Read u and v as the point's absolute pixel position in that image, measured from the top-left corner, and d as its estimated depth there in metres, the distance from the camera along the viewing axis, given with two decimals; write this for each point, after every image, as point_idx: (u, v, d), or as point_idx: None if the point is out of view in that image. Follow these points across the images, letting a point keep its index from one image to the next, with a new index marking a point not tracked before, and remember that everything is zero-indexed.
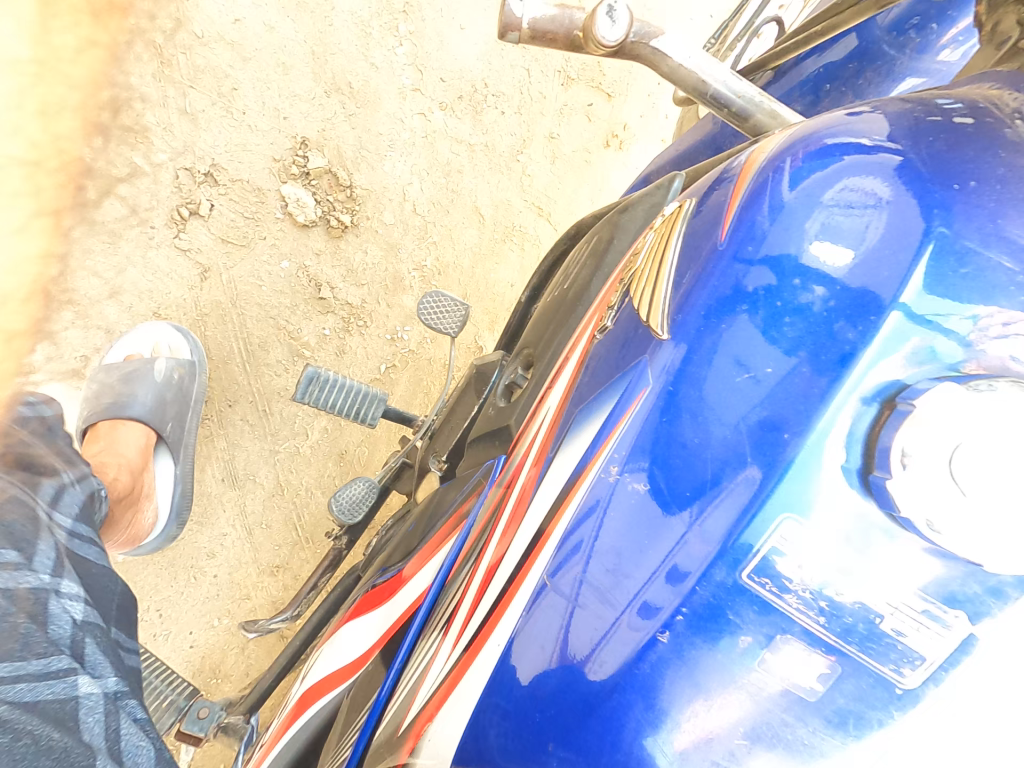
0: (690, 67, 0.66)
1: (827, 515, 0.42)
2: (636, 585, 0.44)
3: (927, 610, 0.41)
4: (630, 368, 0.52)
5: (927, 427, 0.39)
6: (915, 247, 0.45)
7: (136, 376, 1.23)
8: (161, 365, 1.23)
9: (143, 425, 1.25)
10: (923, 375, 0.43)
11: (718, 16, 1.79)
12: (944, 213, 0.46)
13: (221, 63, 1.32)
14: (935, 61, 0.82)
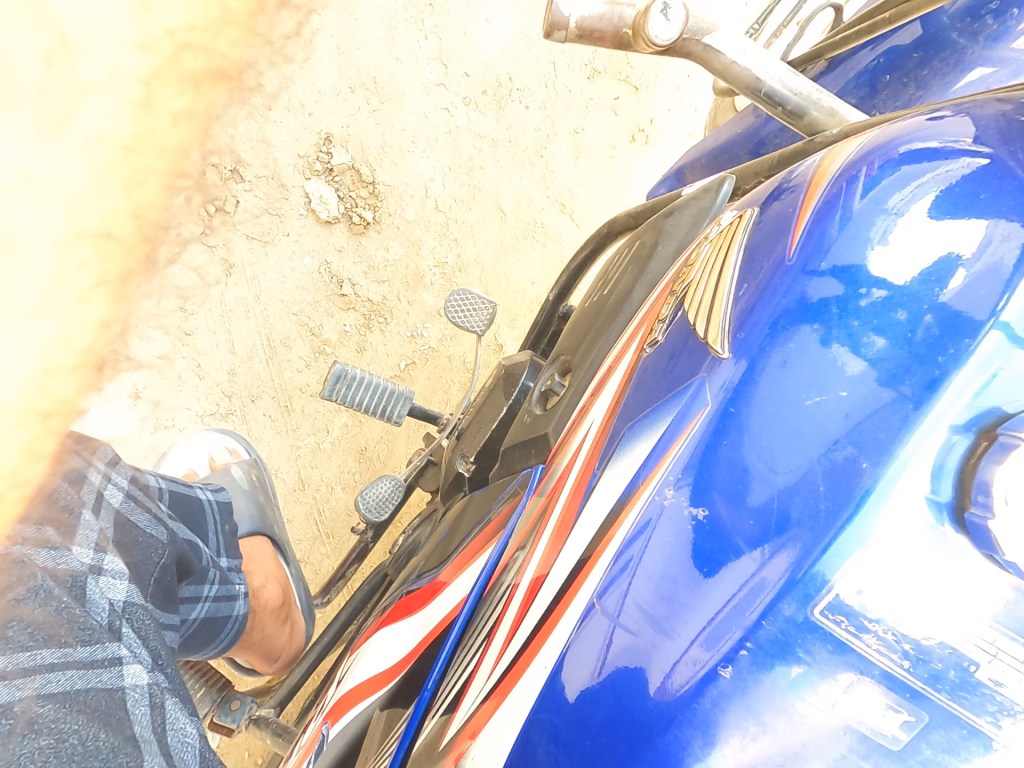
0: (745, 64, 0.65)
1: (907, 550, 0.42)
2: (694, 614, 0.43)
3: None
4: (686, 385, 0.51)
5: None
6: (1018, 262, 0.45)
7: (228, 489, 1.12)
8: (240, 471, 1.16)
9: (261, 539, 1.10)
10: None
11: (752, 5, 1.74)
12: None
13: (250, 58, 1.29)
14: (1009, 49, 0.75)
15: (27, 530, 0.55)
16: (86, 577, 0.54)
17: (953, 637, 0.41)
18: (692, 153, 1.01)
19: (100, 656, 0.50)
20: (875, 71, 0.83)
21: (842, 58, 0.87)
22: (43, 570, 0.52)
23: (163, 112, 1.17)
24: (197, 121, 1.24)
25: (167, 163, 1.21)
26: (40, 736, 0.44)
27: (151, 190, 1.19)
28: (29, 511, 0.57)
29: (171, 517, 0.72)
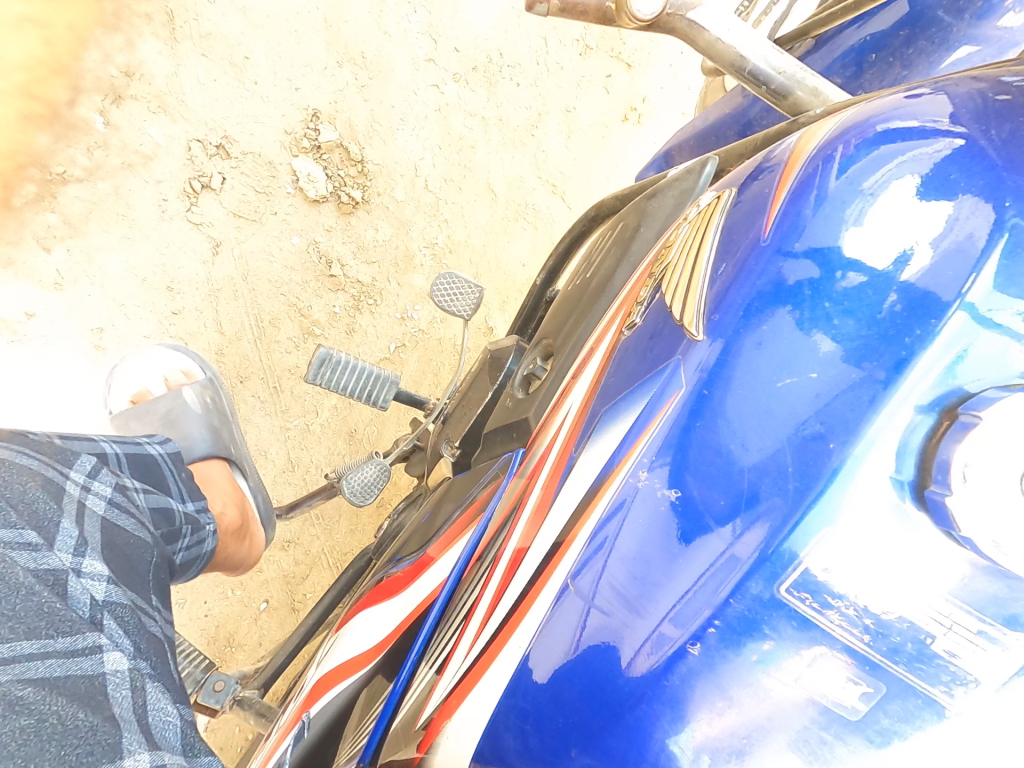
0: (729, 42, 0.64)
1: (869, 526, 0.42)
2: (665, 593, 0.44)
3: (983, 631, 0.41)
4: (662, 368, 0.52)
5: (993, 443, 0.39)
6: (987, 242, 0.45)
7: (176, 418, 1.12)
8: (191, 394, 1.14)
9: (213, 459, 1.10)
10: (990, 384, 0.42)
11: None
12: (1017, 202, 0.46)
13: (232, 31, 1.27)
14: (994, 28, 0.74)
15: (6, 529, 0.52)
16: (66, 575, 0.52)
17: (911, 611, 0.41)
18: (680, 134, 1.01)
19: (81, 645, 0.48)
20: (862, 49, 0.82)
21: (828, 37, 0.86)
22: (22, 565, 0.50)
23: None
24: (50, 34, 1.13)
25: (15, 84, 1.11)
26: (19, 717, 0.42)
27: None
28: (10, 514, 0.54)
29: (137, 487, 0.72)
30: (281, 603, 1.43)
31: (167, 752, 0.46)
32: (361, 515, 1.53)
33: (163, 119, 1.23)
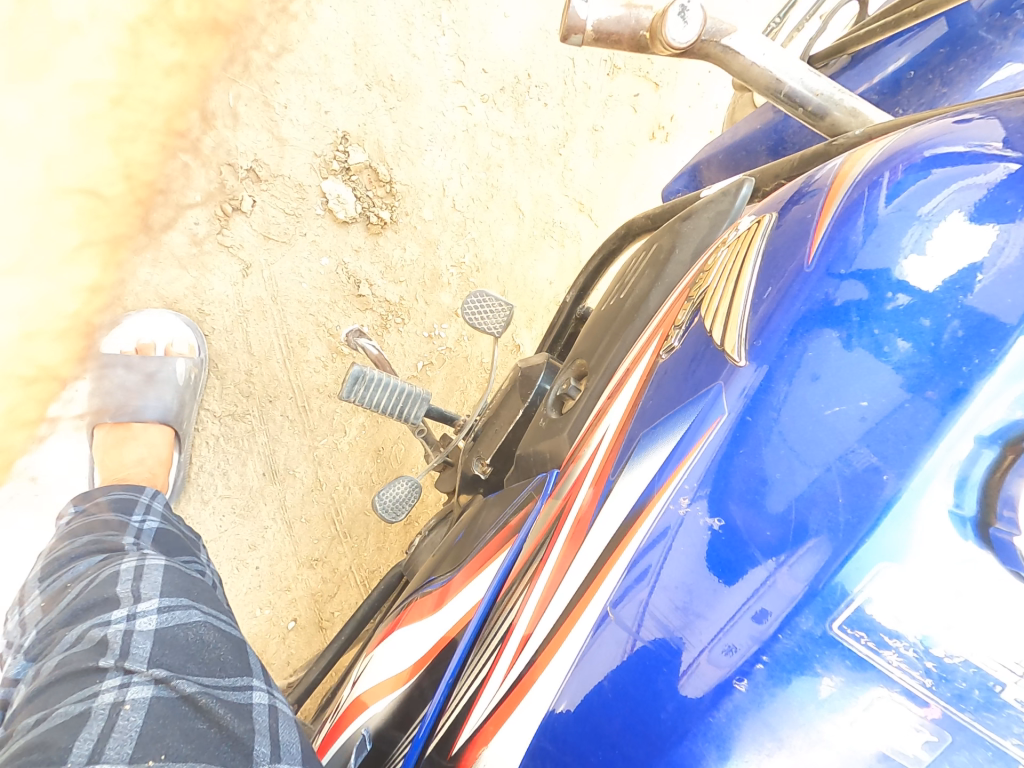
0: (764, 65, 0.64)
1: (934, 566, 0.40)
2: (711, 628, 0.43)
3: None
4: (703, 392, 0.51)
5: None
6: None
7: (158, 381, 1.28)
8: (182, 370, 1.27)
9: (160, 427, 1.30)
10: None
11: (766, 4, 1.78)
12: None
13: (263, 56, 1.27)
14: None
15: (207, 609, 0.68)
16: (240, 644, 0.66)
17: (980, 656, 0.39)
18: (709, 152, 0.99)
19: (239, 683, 0.62)
20: (899, 67, 0.80)
21: (864, 55, 0.85)
22: (216, 629, 0.66)
23: (152, 65, 1.19)
24: (191, 77, 1.23)
25: (160, 121, 1.21)
26: (198, 720, 0.57)
27: (144, 149, 1.21)
28: (207, 602, 0.70)
29: (213, 565, 0.87)
30: (309, 622, 1.45)
31: (287, 762, 0.55)
32: (390, 533, 1.52)
33: (196, 144, 1.24)
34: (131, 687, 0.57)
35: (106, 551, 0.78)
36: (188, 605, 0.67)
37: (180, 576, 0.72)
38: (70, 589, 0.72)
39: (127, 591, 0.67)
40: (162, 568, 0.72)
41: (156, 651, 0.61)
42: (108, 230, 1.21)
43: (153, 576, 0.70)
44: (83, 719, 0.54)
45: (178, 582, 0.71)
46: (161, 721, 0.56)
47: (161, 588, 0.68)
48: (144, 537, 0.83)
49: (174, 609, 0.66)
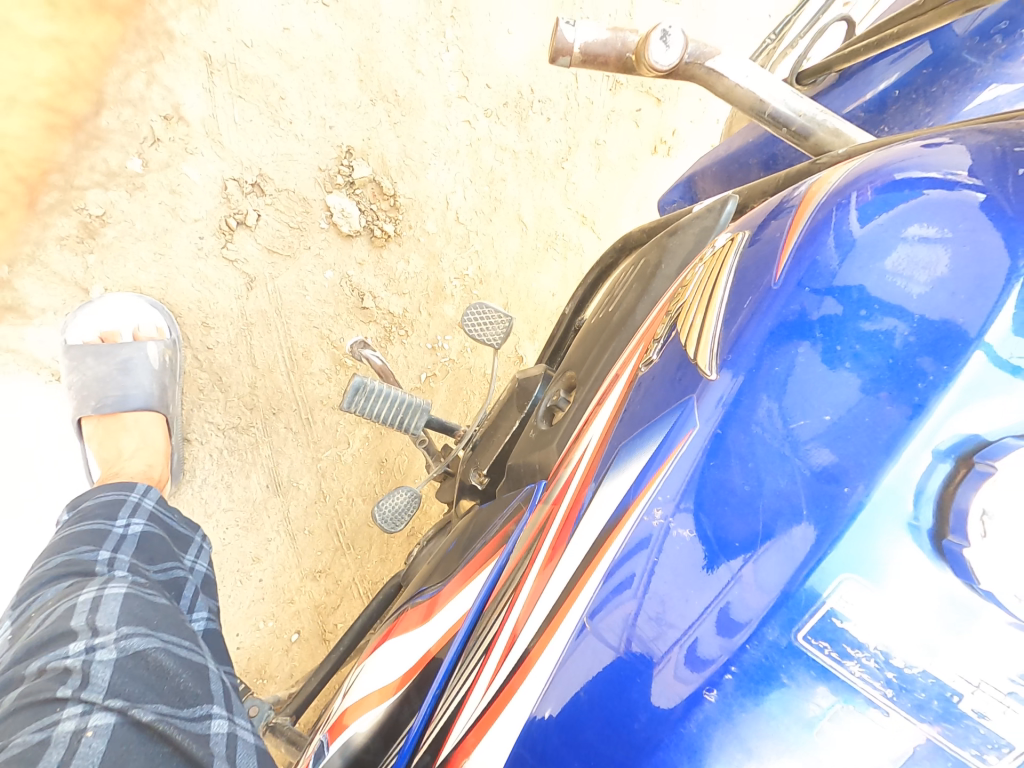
0: (747, 87, 0.65)
1: (895, 581, 0.41)
2: (682, 638, 0.44)
3: (1014, 692, 0.40)
4: (676, 406, 0.52)
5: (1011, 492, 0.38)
6: (1001, 289, 0.44)
7: (132, 367, 1.28)
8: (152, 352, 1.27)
9: (149, 413, 1.28)
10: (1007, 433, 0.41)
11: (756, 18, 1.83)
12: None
13: (269, 72, 1.29)
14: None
15: (169, 634, 0.70)
16: (202, 669, 0.69)
17: (938, 667, 0.40)
18: (704, 165, 1.01)
19: (199, 710, 0.64)
20: (885, 87, 0.82)
21: (853, 73, 0.87)
22: (175, 655, 0.68)
23: (23, 36, 1.12)
24: (74, 53, 1.15)
25: (37, 98, 1.14)
26: (161, 745, 0.59)
27: (20, 123, 1.13)
28: (171, 625, 0.72)
29: (189, 569, 0.90)
30: (312, 633, 1.46)
31: None
32: (393, 544, 1.53)
33: (201, 159, 1.26)
34: (92, 714, 0.60)
35: (77, 573, 0.78)
36: (146, 631, 0.68)
37: (145, 598, 0.73)
38: (33, 620, 0.72)
39: (83, 624, 0.68)
40: (127, 592, 0.74)
41: (115, 680, 0.63)
42: (113, 242, 1.23)
43: (110, 606, 0.71)
44: (42, 748, 0.56)
45: (141, 605, 0.72)
46: (123, 747, 0.58)
47: (121, 614, 0.69)
48: (123, 547, 0.85)
49: (132, 636, 0.67)
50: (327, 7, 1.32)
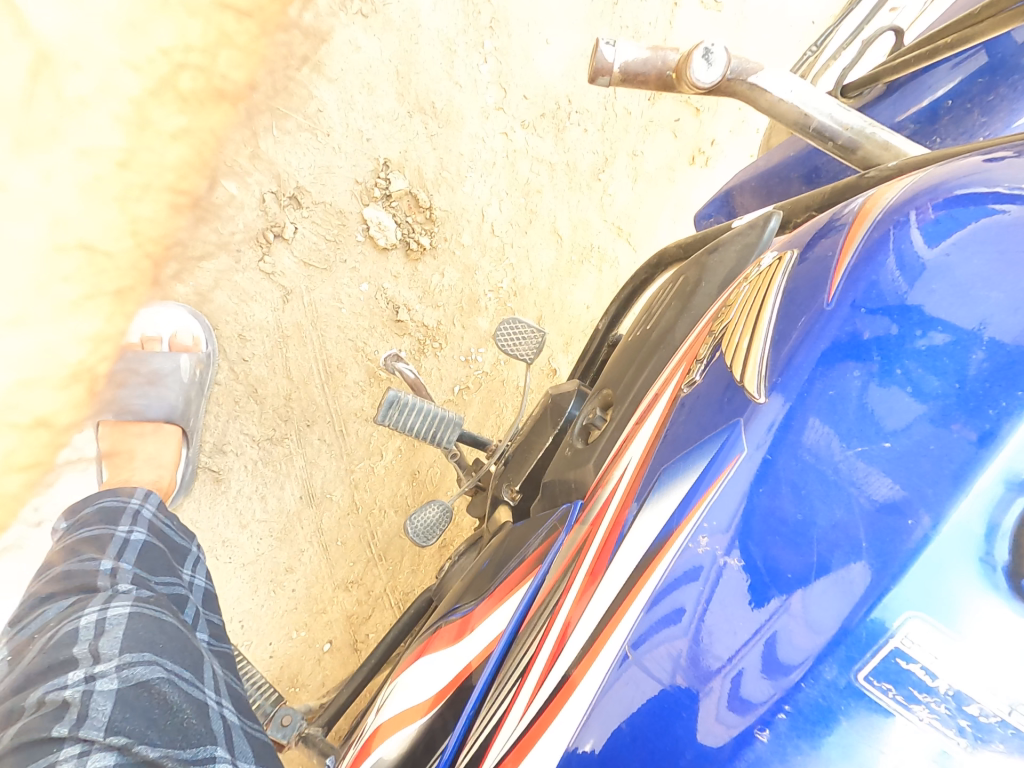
0: (791, 102, 0.65)
1: (968, 622, 0.40)
2: (734, 674, 0.43)
3: None
4: (722, 429, 0.50)
5: None
6: None
7: (163, 378, 1.27)
8: (184, 365, 1.26)
9: (168, 425, 1.30)
10: None
11: (796, 26, 1.80)
12: None
13: (308, 84, 1.28)
14: None
15: (175, 664, 0.71)
16: (207, 704, 0.70)
17: (1017, 718, 0.39)
18: (742, 178, 0.99)
19: (200, 753, 0.65)
20: (934, 98, 0.79)
21: (901, 83, 0.84)
22: (180, 691, 0.69)
23: (159, 132, 1.16)
24: (197, 141, 1.21)
25: (166, 181, 1.19)
26: None
27: (151, 207, 1.18)
28: (178, 648, 0.73)
29: (190, 577, 0.91)
30: (343, 644, 1.46)
31: None
32: (423, 555, 1.53)
33: (240, 171, 1.25)
34: (90, 757, 0.61)
35: (82, 587, 0.79)
36: (152, 658, 0.70)
37: (155, 618, 0.75)
38: (34, 642, 0.74)
39: (87, 650, 0.69)
40: (137, 609, 0.75)
41: (116, 718, 0.64)
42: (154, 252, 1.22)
43: (116, 628, 0.72)
44: None
45: (147, 623, 0.73)
46: None
47: (127, 638, 0.71)
48: (126, 555, 0.86)
49: (137, 665, 0.69)
50: (366, 19, 1.32)
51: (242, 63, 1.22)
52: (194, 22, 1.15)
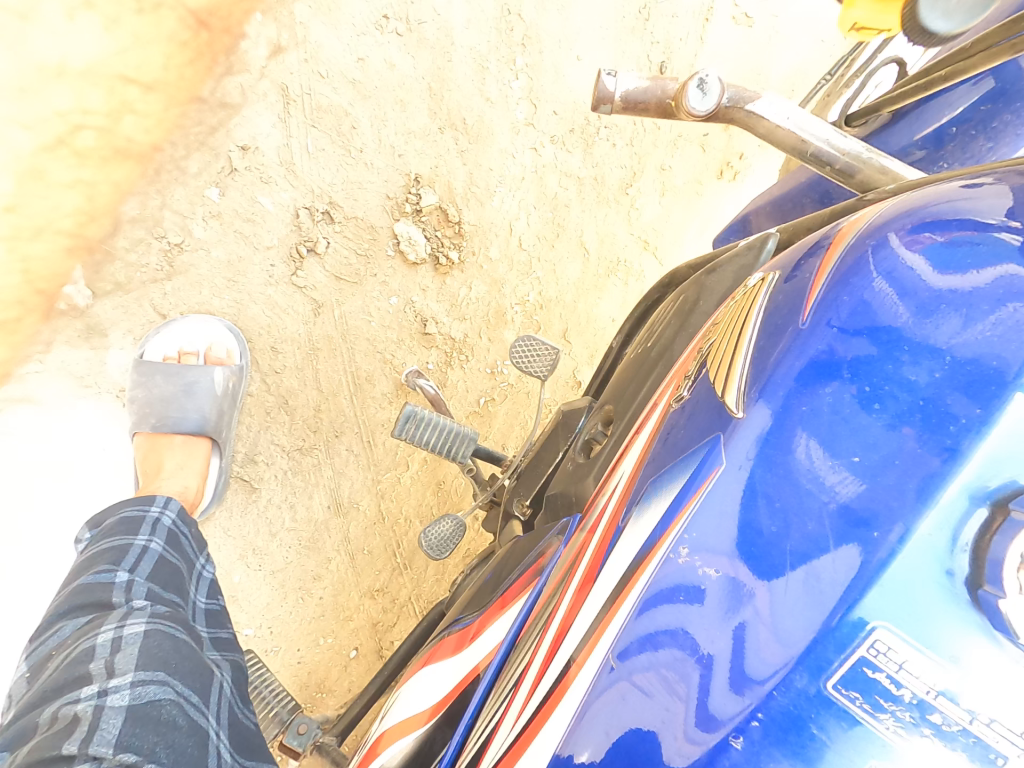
0: (789, 128, 0.66)
1: (930, 631, 0.42)
2: (711, 681, 0.45)
3: None
4: (705, 442, 0.52)
5: None
6: None
7: (195, 391, 1.33)
8: (217, 378, 1.32)
9: (198, 438, 1.33)
10: None
11: (827, 39, 1.78)
12: None
13: (342, 102, 1.33)
14: None
15: (180, 690, 0.76)
16: (206, 733, 0.74)
17: (979, 726, 0.40)
18: (760, 199, 1.00)
19: None
20: (941, 123, 0.80)
21: (907, 111, 0.85)
22: (184, 716, 0.74)
23: (53, 182, 1.16)
24: (93, 190, 1.19)
25: (63, 227, 1.19)
26: None
27: (45, 248, 1.18)
28: (183, 675, 0.77)
29: (201, 598, 0.96)
30: (369, 650, 1.50)
31: None
32: (448, 563, 1.56)
33: (275, 188, 1.31)
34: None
35: (98, 605, 0.84)
36: (162, 679, 0.75)
37: (165, 640, 0.80)
38: (52, 659, 0.79)
39: (101, 667, 0.74)
40: (148, 631, 0.80)
41: (125, 735, 0.68)
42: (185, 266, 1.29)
43: (130, 647, 0.77)
44: None
45: (157, 647, 0.78)
46: None
47: (138, 660, 0.76)
48: (142, 568, 0.91)
49: (148, 684, 0.74)
50: (400, 37, 1.36)
51: (150, 129, 1.20)
52: (94, 90, 1.14)
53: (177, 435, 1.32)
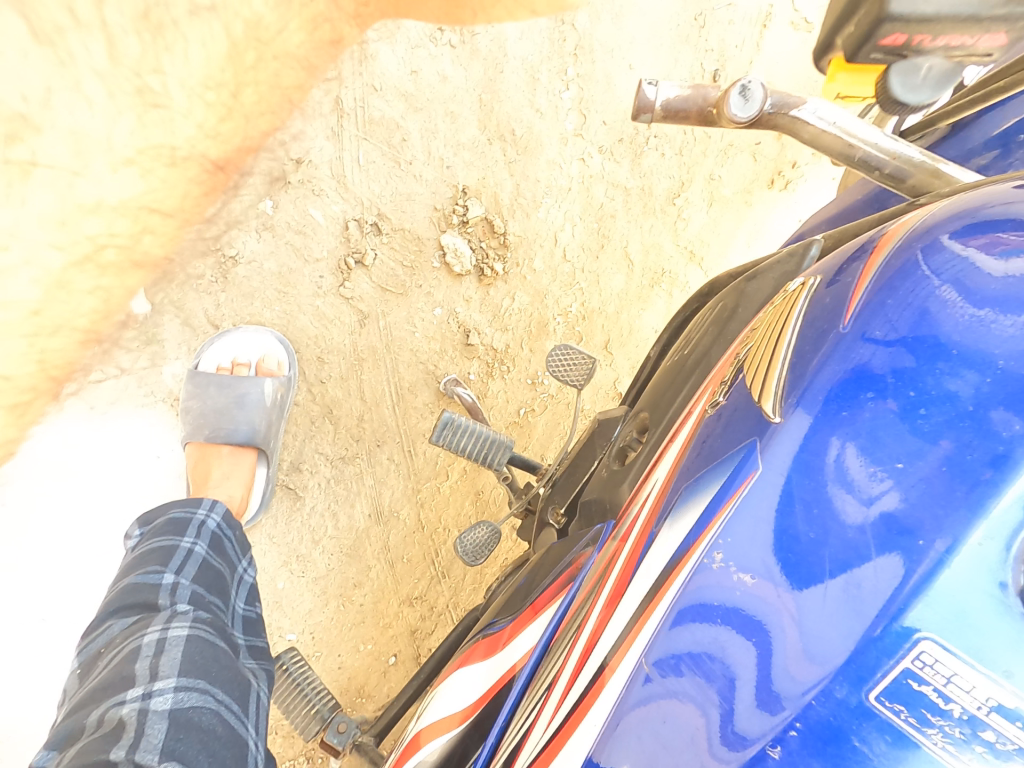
0: (836, 133, 0.65)
1: (979, 645, 0.41)
2: (747, 689, 0.45)
3: None
4: (740, 448, 0.52)
5: None
6: None
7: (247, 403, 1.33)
8: (267, 389, 1.34)
9: (246, 448, 1.34)
10: None
11: None
12: None
13: (393, 115, 1.36)
14: None
15: (218, 699, 0.78)
16: (241, 739, 0.77)
17: None
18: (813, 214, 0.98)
19: None
20: (1006, 134, 0.78)
21: (965, 122, 0.83)
22: (222, 724, 0.76)
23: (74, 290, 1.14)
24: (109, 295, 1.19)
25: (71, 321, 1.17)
26: None
27: (61, 343, 1.16)
28: (221, 683, 0.80)
29: (240, 603, 0.99)
30: (408, 657, 1.50)
31: None
32: (485, 573, 1.57)
33: (327, 200, 1.34)
34: None
35: (142, 608, 0.86)
36: (203, 687, 0.78)
37: (206, 649, 0.82)
38: (101, 658, 0.81)
39: (146, 670, 0.76)
40: (190, 637, 0.82)
41: (168, 742, 0.70)
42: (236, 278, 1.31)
43: (173, 651, 0.79)
44: None
45: (198, 656, 0.81)
46: None
47: (180, 667, 0.78)
48: (186, 571, 0.94)
49: (190, 692, 0.76)
50: (453, 50, 1.39)
51: (163, 244, 1.22)
52: (122, 218, 1.14)
53: (223, 446, 1.32)
